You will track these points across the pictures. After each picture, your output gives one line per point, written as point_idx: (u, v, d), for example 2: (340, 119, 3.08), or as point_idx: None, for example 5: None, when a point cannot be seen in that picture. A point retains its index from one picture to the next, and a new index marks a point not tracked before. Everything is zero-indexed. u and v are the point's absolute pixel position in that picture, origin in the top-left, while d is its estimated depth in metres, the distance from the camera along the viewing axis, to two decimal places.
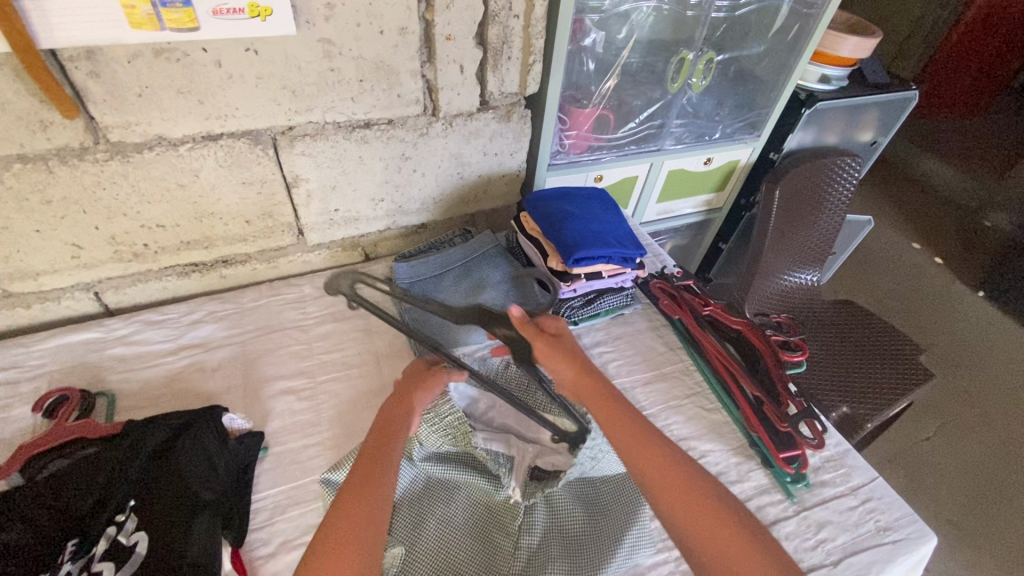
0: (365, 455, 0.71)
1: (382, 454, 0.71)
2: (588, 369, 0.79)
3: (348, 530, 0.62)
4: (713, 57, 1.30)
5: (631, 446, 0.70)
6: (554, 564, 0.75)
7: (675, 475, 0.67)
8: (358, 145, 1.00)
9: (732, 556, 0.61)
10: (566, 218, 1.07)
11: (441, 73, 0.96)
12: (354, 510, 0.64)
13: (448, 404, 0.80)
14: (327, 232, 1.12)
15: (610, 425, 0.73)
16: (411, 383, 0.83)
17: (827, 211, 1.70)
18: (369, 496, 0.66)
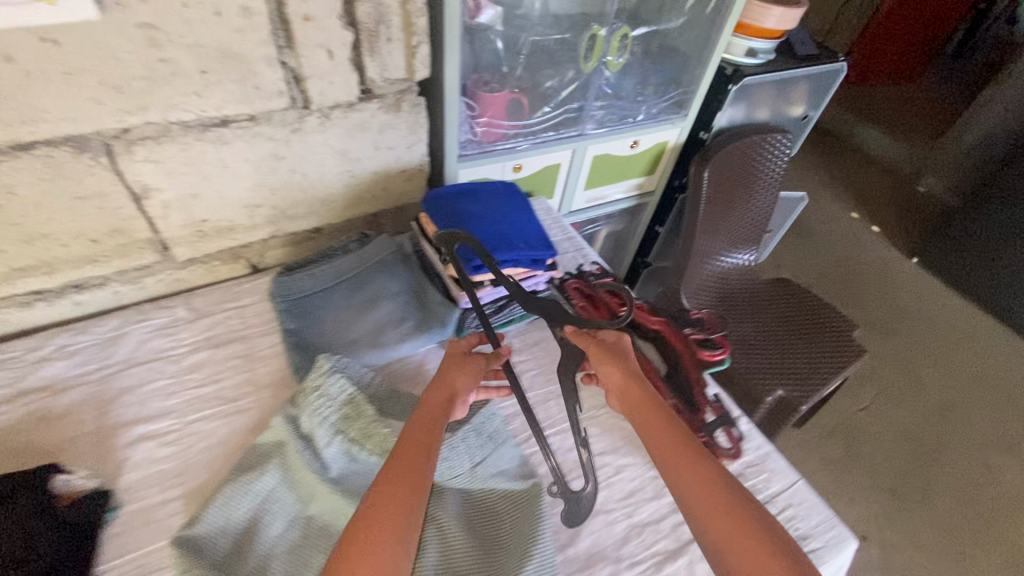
0: (413, 436, 0.68)
1: (426, 437, 0.68)
2: (642, 379, 0.79)
3: (372, 523, 0.57)
4: (628, 32, 1.19)
5: (679, 470, 0.65)
6: None
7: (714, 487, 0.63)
8: (216, 147, 0.87)
9: None
10: (467, 220, 0.96)
11: (305, 59, 0.83)
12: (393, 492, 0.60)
13: (336, 382, 0.81)
14: (198, 245, 0.98)
15: (656, 444, 0.70)
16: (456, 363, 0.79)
17: (760, 190, 1.66)
18: (411, 479, 0.62)
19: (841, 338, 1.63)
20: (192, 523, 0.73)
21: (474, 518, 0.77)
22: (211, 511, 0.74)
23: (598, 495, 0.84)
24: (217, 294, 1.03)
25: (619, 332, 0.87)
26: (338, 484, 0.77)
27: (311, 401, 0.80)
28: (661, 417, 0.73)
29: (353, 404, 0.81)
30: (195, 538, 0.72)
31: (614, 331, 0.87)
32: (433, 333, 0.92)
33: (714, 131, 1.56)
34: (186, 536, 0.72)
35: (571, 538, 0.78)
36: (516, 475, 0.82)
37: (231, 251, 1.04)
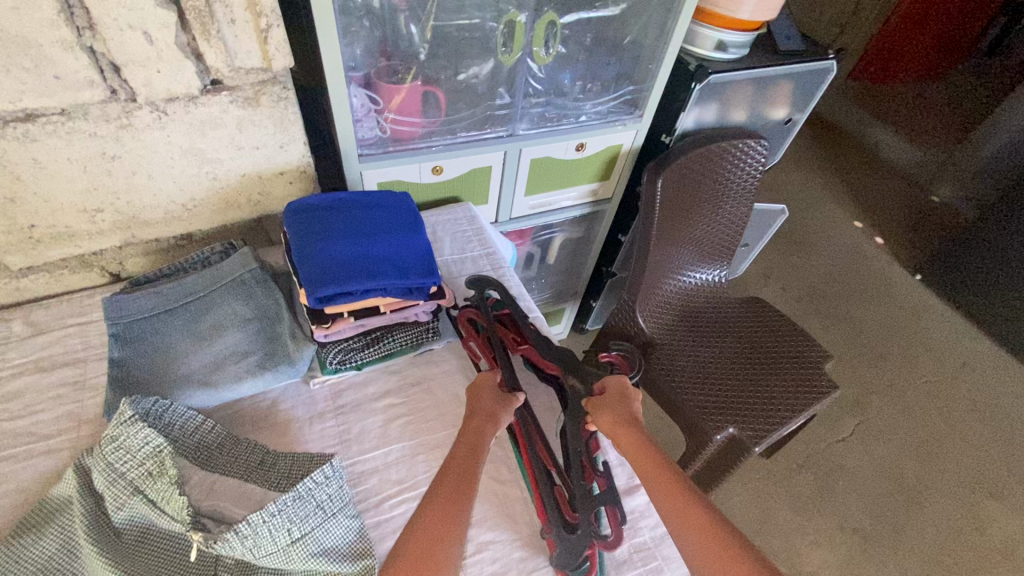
0: (458, 468, 0.66)
1: (469, 469, 0.66)
2: (639, 432, 0.74)
3: (427, 540, 0.58)
4: (554, 19, 1.03)
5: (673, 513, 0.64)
6: None
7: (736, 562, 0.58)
8: (23, 145, 0.73)
9: None
10: (329, 237, 0.81)
11: (115, 44, 0.69)
12: (436, 530, 0.59)
13: (142, 434, 0.68)
14: (33, 252, 0.86)
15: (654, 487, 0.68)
16: (492, 405, 0.76)
17: (729, 201, 1.48)
18: (447, 511, 0.60)
19: (807, 376, 1.44)
20: None
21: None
22: None
23: None
24: (62, 307, 0.91)
25: (620, 377, 0.83)
26: (125, 556, 0.64)
27: (106, 454, 0.67)
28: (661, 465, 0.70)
29: (156, 459, 0.67)
30: None
31: (615, 378, 0.82)
32: (282, 372, 0.80)
33: (677, 135, 1.39)
34: None
35: None
36: (347, 555, 0.68)
37: (80, 258, 0.91)
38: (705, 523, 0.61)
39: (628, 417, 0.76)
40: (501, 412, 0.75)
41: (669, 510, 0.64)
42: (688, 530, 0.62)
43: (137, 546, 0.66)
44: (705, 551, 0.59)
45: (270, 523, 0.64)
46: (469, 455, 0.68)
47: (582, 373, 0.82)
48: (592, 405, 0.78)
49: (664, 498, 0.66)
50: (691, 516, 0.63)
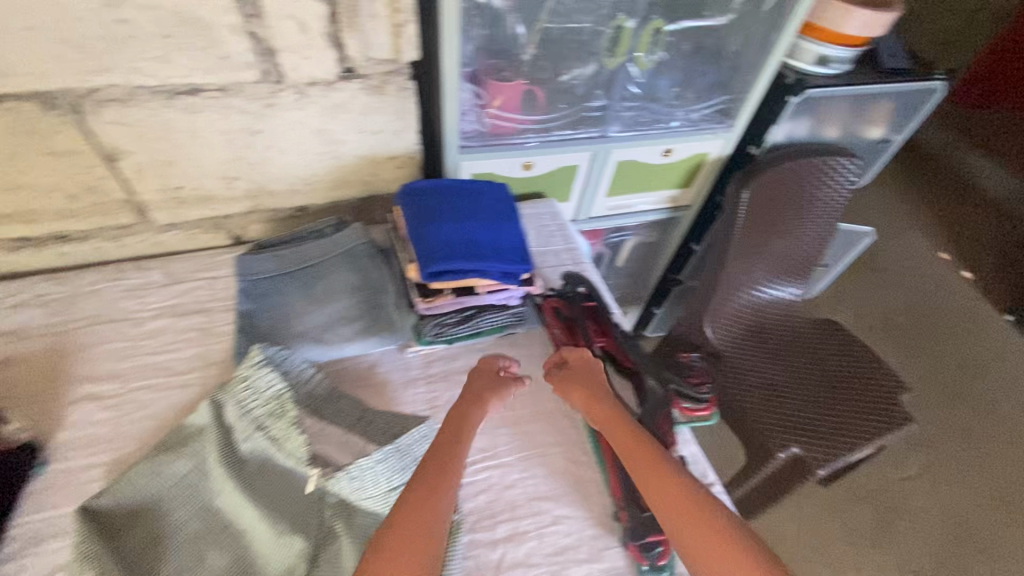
0: (441, 452, 0.69)
1: (449, 452, 0.69)
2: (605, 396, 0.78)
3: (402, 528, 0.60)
4: (661, 26, 1.06)
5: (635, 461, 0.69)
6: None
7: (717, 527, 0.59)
8: (185, 115, 0.84)
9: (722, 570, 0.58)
10: (437, 218, 0.88)
11: (275, 31, 0.78)
12: (415, 511, 0.62)
13: (268, 378, 0.78)
14: (176, 211, 0.97)
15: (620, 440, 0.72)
16: (480, 392, 0.79)
17: (813, 219, 1.46)
18: (428, 491, 0.64)
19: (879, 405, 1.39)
20: (99, 494, 0.72)
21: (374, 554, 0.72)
22: (118, 483, 0.73)
23: (523, 544, 0.75)
24: (193, 261, 1.02)
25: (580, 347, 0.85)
26: (251, 481, 0.75)
27: (237, 392, 0.77)
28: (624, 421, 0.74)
29: (278, 402, 0.77)
30: (98, 509, 0.71)
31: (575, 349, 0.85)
32: (385, 338, 0.88)
33: (765, 146, 1.38)
34: (90, 506, 0.71)
35: None
36: None
37: (213, 221, 1.03)
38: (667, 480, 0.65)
39: (598, 387, 0.79)
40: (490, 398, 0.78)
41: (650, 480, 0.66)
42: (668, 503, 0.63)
43: (258, 473, 0.75)
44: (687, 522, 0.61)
45: (372, 469, 0.74)
46: (451, 439, 0.71)
47: (656, 373, 0.85)
48: (563, 378, 0.82)
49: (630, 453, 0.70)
50: (668, 486, 0.64)
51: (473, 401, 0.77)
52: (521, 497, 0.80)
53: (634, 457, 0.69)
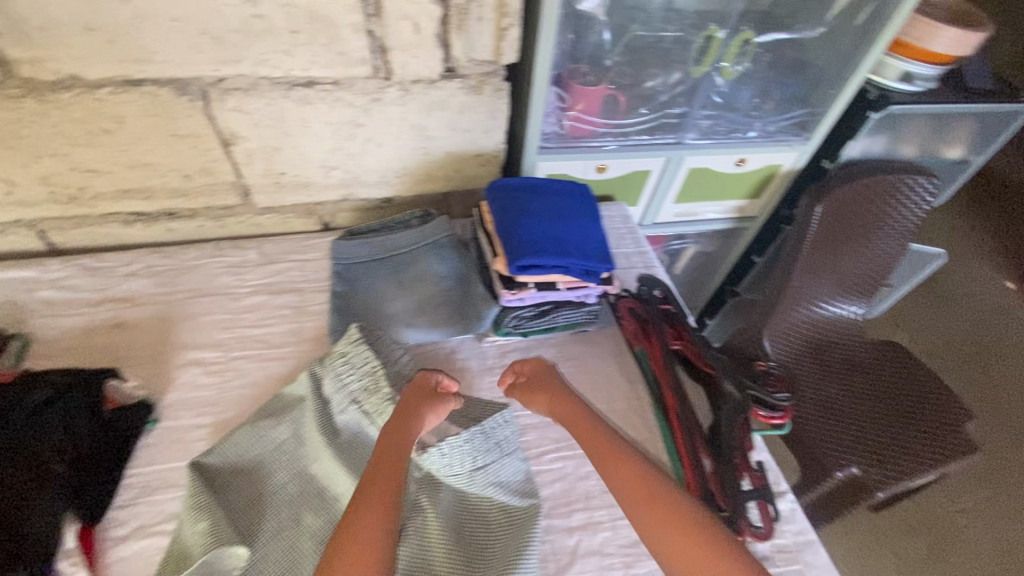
0: (389, 450, 0.68)
1: (394, 452, 0.68)
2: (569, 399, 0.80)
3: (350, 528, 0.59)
4: (750, 38, 1.08)
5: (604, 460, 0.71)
6: None
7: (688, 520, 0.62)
8: (299, 106, 0.89)
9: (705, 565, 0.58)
10: (524, 215, 0.91)
11: (391, 31, 0.83)
12: (367, 513, 0.60)
13: (364, 356, 0.82)
14: (276, 195, 1.04)
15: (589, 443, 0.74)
16: (418, 404, 0.76)
17: (883, 237, 1.43)
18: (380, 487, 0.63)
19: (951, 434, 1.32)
20: (208, 451, 0.78)
21: (458, 530, 0.76)
22: (225, 443, 0.78)
23: (598, 533, 0.78)
24: (286, 243, 1.08)
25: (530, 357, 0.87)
26: (344, 450, 0.78)
27: (335, 365, 0.82)
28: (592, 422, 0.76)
29: (371, 377, 0.81)
30: (207, 466, 0.77)
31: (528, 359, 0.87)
32: (470, 325, 0.92)
33: (840, 161, 1.36)
34: (200, 463, 0.77)
35: (557, 571, 0.74)
36: (516, 491, 0.79)
37: (306, 207, 1.09)
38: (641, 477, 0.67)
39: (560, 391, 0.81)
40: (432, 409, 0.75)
41: (620, 478, 0.68)
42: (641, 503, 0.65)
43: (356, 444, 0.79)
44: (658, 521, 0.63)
45: (461, 446, 0.78)
46: (393, 442, 0.70)
47: (733, 377, 0.85)
48: (526, 395, 0.83)
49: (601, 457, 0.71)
50: (638, 485, 0.66)
51: (417, 411, 0.74)
52: (595, 489, 0.83)
53: (603, 463, 0.70)
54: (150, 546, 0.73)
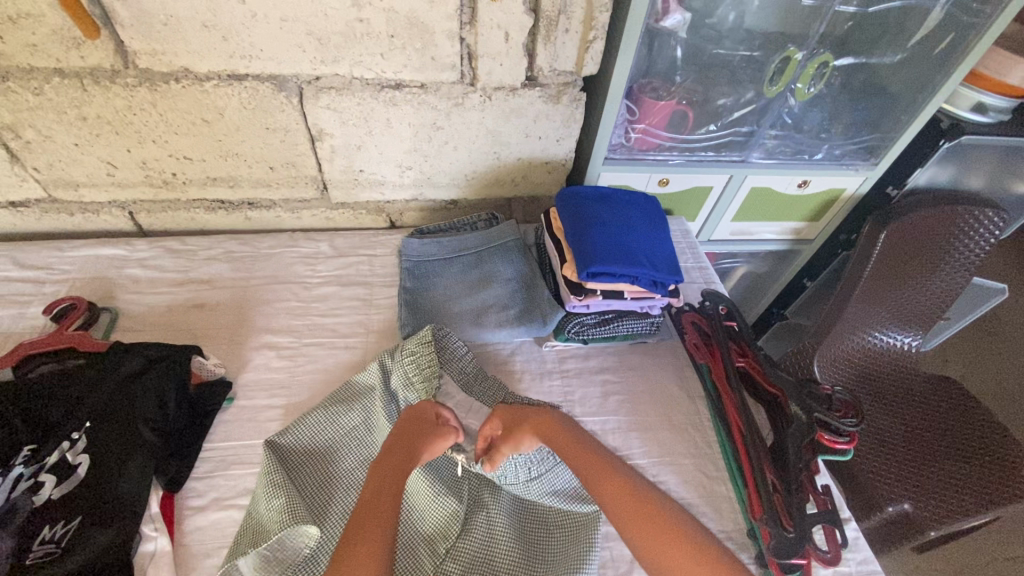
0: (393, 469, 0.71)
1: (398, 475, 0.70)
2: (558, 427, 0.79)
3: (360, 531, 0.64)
4: (829, 60, 1.06)
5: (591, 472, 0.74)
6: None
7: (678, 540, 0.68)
8: (385, 106, 0.93)
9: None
10: (595, 223, 0.93)
11: (482, 38, 0.86)
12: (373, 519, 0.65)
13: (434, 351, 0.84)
14: (351, 191, 1.08)
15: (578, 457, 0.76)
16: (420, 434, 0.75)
17: (947, 268, 1.37)
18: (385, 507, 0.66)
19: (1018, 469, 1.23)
20: (283, 431, 0.81)
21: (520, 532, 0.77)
22: (299, 424, 0.81)
23: None
24: (355, 238, 1.12)
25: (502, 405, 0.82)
26: None
27: (405, 359, 0.84)
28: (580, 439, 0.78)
29: (436, 375, 0.83)
30: (281, 446, 0.80)
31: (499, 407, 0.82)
32: (533, 327, 0.93)
33: (906, 189, 1.34)
34: (275, 442, 0.80)
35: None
36: (578, 496, 0.80)
37: (377, 204, 1.13)
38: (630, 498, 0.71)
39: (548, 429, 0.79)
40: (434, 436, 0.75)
41: (604, 494, 0.72)
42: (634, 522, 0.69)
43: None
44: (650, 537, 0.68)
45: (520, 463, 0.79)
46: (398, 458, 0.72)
47: (800, 398, 0.83)
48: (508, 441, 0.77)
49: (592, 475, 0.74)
50: (628, 504, 0.70)
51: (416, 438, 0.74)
52: None
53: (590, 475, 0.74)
54: (224, 519, 0.76)
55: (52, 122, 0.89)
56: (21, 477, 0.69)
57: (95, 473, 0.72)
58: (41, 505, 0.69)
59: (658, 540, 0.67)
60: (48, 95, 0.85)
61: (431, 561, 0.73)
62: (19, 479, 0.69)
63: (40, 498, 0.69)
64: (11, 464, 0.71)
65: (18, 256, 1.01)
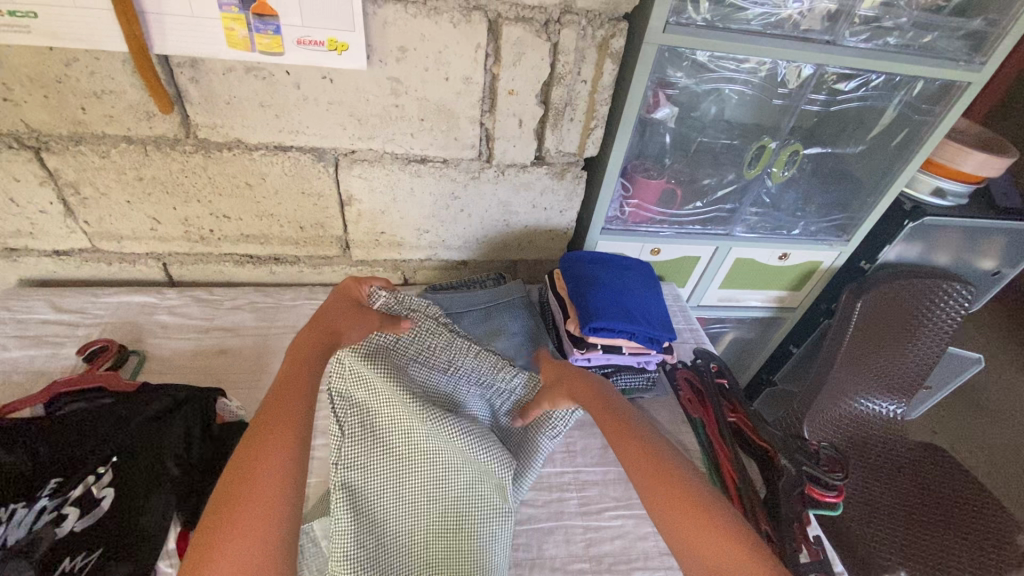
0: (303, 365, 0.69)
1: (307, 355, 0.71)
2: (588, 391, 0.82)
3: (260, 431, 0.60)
4: (799, 149, 1.20)
5: (636, 465, 0.70)
6: (386, 485, 0.77)
7: (699, 513, 0.63)
8: (410, 178, 1.05)
9: (701, 542, 0.60)
10: (594, 284, 1.03)
11: (499, 124, 1.00)
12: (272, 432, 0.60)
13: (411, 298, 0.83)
14: (371, 251, 1.17)
15: (624, 454, 0.72)
16: (344, 307, 0.79)
17: (921, 340, 1.47)
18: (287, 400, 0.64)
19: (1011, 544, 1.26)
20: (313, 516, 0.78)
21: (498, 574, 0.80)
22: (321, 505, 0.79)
23: None
24: None
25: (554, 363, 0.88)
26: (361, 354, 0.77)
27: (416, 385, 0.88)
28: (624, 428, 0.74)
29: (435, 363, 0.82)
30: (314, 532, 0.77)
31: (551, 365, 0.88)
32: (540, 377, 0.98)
33: (877, 263, 1.46)
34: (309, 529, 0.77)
35: None
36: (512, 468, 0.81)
37: (393, 262, 1.22)
38: (666, 475, 0.67)
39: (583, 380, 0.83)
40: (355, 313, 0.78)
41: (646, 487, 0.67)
42: (659, 500, 0.65)
43: (358, 367, 0.76)
44: (689, 532, 0.62)
45: (427, 319, 0.83)
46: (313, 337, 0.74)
47: (789, 452, 0.90)
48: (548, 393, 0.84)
49: (642, 476, 0.68)
50: (669, 490, 0.65)
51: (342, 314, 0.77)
52: (654, 550, 0.84)
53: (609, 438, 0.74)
54: None
55: (111, 180, 0.99)
56: (45, 509, 0.72)
57: (119, 507, 0.76)
58: (62, 539, 0.70)
59: (685, 515, 0.63)
60: (113, 157, 0.96)
61: (363, 465, 0.76)
62: (43, 511, 0.72)
63: (62, 530, 0.71)
64: (37, 496, 0.73)
65: (56, 300, 1.08)
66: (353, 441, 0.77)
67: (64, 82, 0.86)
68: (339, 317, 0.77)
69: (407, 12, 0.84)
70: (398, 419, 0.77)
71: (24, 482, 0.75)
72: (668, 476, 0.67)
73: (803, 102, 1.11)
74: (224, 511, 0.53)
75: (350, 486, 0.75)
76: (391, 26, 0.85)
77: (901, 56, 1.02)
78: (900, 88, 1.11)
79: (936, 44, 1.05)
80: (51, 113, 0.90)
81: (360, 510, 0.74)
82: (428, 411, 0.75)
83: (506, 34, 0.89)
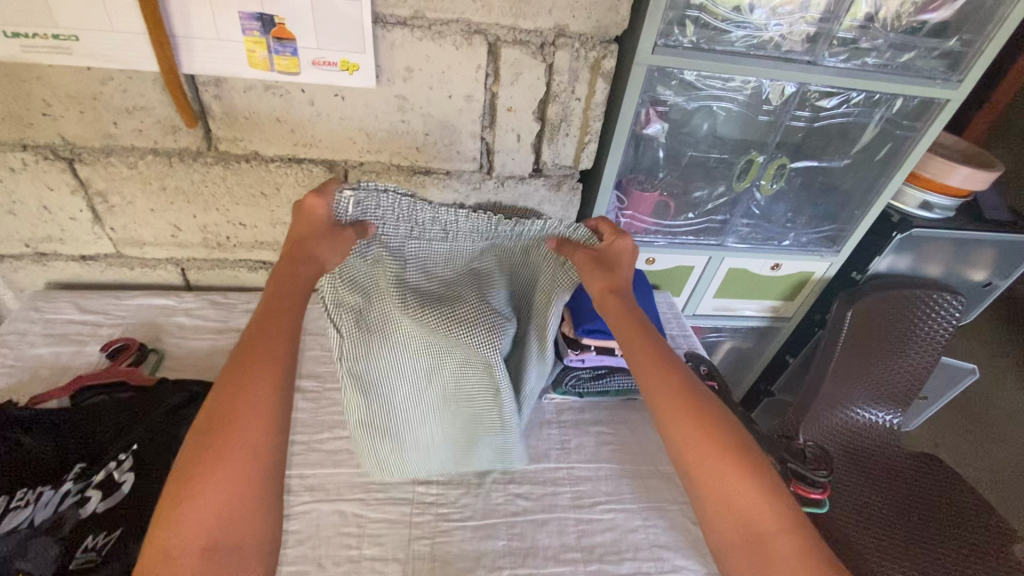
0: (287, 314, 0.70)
1: (284, 312, 0.70)
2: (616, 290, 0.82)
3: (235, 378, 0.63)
4: (786, 162, 1.26)
5: (653, 377, 0.74)
6: (385, 370, 0.83)
7: (721, 450, 0.68)
8: (415, 188, 1.12)
9: (721, 479, 0.66)
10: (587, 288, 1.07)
11: (499, 138, 1.07)
12: (248, 384, 0.63)
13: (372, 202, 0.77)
14: None
15: (638, 363, 0.77)
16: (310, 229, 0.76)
17: (914, 348, 1.50)
18: (269, 351, 0.66)
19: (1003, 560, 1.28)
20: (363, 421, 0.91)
21: (491, 562, 0.83)
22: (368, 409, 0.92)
23: None
24: None
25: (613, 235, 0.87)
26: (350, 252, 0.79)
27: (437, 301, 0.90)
28: (640, 334, 0.78)
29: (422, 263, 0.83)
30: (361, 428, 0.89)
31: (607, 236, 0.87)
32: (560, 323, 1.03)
33: (868, 273, 1.50)
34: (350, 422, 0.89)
35: None
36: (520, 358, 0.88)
37: None
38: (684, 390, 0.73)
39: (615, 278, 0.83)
40: (322, 236, 0.75)
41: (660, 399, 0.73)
42: (683, 425, 0.70)
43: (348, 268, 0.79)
44: (710, 471, 0.67)
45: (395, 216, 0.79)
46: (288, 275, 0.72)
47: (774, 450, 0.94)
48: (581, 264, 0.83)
49: (661, 387, 0.73)
50: (690, 410, 0.71)
51: (309, 244, 0.74)
52: (644, 542, 0.88)
53: (632, 353, 0.78)
54: None
55: (137, 190, 1.06)
56: (69, 491, 0.78)
57: (138, 488, 0.80)
58: (86, 518, 0.76)
59: (704, 445, 0.68)
60: (140, 168, 1.03)
61: (365, 353, 0.81)
62: (68, 493, 0.78)
63: (85, 511, 0.77)
64: (63, 480, 0.80)
65: (81, 302, 1.15)
66: (350, 336, 0.80)
67: (99, 99, 0.94)
68: (306, 244, 0.75)
69: (414, 36, 0.92)
70: (386, 312, 0.80)
71: (54, 468, 0.82)
72: (686, 396, 0.72)
73: (788, 118, 1.17)
74: (207, 451, 0.59)
75: (354, 374, 0.81)
76: (399, 49, 0.93)
77: (880, 75, 1.08)
78: (880, 105, 1.17)
79: (914, 63, 1.10)
80: (86, 127, 0.97)
81: (365, 389, 0.83)
82: (416, 310, 0.81)
83: (505, 55, 0.96)
